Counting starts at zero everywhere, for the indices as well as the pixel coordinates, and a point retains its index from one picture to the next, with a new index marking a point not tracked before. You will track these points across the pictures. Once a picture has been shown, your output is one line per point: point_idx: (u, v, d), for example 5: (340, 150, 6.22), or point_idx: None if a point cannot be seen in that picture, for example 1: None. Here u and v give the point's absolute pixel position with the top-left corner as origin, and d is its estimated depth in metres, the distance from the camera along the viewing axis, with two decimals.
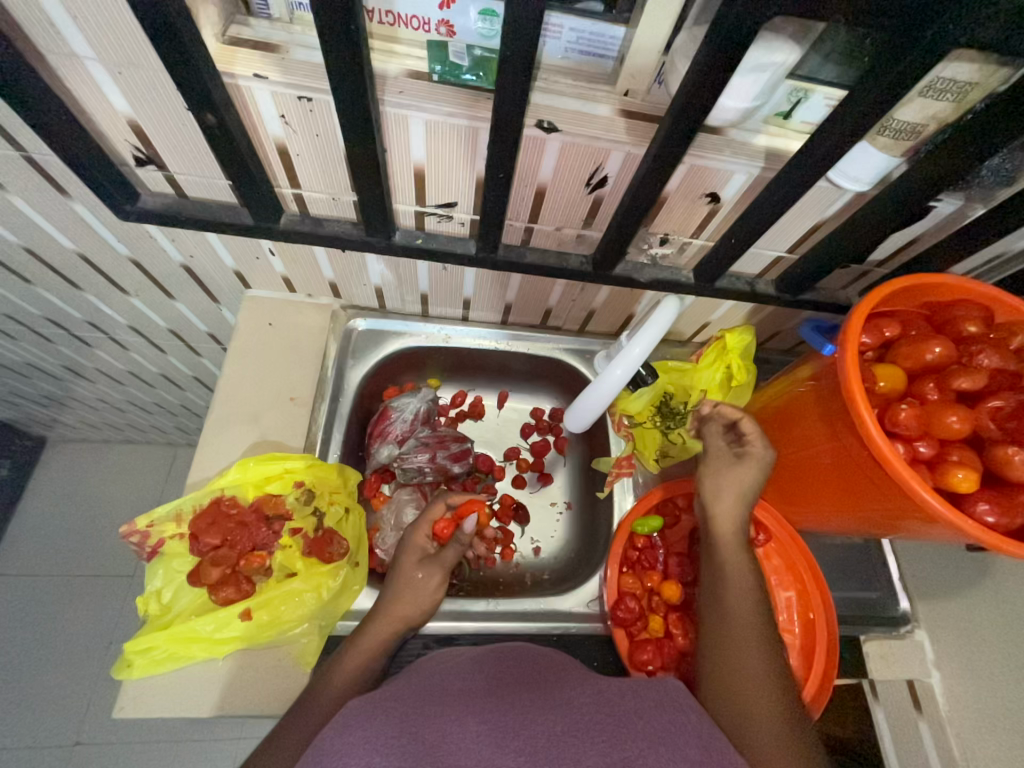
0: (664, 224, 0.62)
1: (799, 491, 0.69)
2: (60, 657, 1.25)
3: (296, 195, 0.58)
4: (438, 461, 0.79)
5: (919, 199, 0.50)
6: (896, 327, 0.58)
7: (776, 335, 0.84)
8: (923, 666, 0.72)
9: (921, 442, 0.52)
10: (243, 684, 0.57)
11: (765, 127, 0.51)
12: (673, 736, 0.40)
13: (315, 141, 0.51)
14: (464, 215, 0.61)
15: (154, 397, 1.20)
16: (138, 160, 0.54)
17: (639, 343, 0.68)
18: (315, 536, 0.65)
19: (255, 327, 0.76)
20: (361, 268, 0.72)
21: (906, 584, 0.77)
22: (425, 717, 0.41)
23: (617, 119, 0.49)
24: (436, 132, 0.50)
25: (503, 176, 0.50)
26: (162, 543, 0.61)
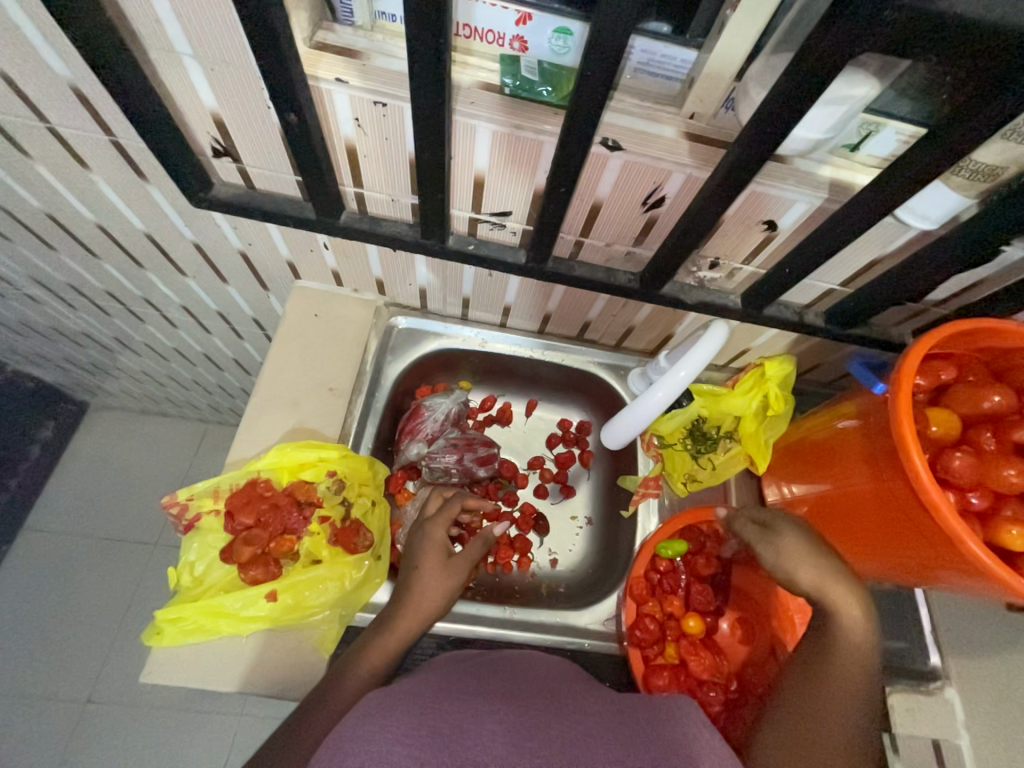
0: (716, 247, 0.62)
1: (832, 530, 0.67)
2: (83, 614, 1.30)
3: (358, 194, 0.60)
4: (464, 463, 0.80)
5: (991, 241, 0.48)
6: (953, 370, 0.56)
7: (817, 367, 0.82)
8: (951, 727, 0.68)
9: (973, 493, 0.50)
10: (265, 663, 0.58)
11: (831, 158, 0.50)
12: (685, 746, 0.39)
13: (384, 144, 0.52)
14: (517, 225, 0.61)
15: (193, 374, 1.24)
16: (215, 151, 0.57)
17: (686, 366, 0.66)
18: (342, 525, 0.66)
19: (302, 317, 0.79)
20: (408, 268, 0.73)
21: (938, 638, 0.73)
22: (441, 716, 0.41)
23: (681, 140, 0.49)
24: (501, 143, 0.51)
25: (565, 190, 0.50)
26: (198, 518, 0.63)
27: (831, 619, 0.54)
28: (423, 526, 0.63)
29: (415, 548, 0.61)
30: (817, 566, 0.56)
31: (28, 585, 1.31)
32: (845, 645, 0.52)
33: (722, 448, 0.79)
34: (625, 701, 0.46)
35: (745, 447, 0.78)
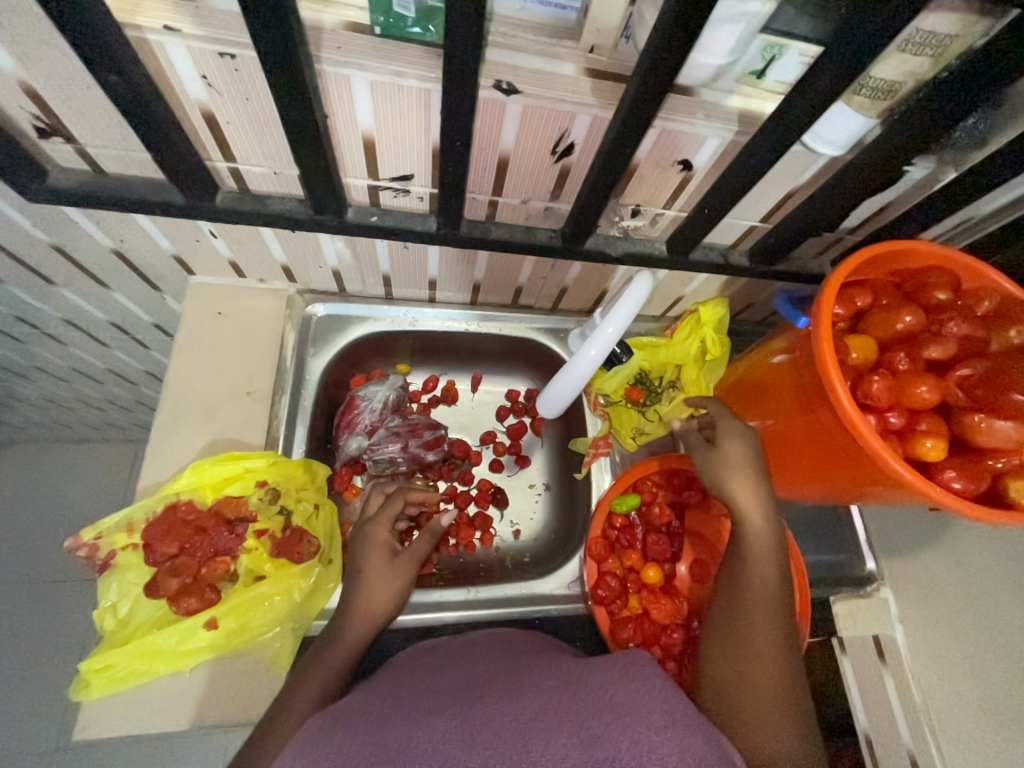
0: (635, 194, 0.59)
1: (775, 463, 0.70)
2: (32, 668, 1.20)
3: (232, 170, 0.52)
4: (410, 450, 0.77)
5: (894, 162, 0.48)
6: (868, 296, 0.57)
7: (749, 307, 0.83)
8: (888, 622, 0.75)
9: (891, 413, 0.52)
10: (217, 693, 0.55)
11: (738, 87, 0.47)
12: (638, 706, 0.38)
13: (245, 106, 0.45)
14: (423, 189, 0.56)
15: (105, 394, 1.12)
16: (40, 131, 0.47)
17: (613, 323, 0.65)
18: (282, 536, 0.62)
19: (203, 317, 0.71)
20: (315, 249, 0.66)
21: (872, 544, 0.80)
22: (391, 725, 0.40)
23: (581, 78, 0.45)
24: (383, 95, 0.44)
25: (460, 144, 0.45)
26: (114, 555, 0.57)
27: (755, 532, 0.52)
28: (365, 527, 0.63)
29: (358, 551, 0.61)
30: (745, 483, 0.54)
31: None
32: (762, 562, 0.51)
33: (667, 397, 0.79)
34: (581, 665, 0.46)
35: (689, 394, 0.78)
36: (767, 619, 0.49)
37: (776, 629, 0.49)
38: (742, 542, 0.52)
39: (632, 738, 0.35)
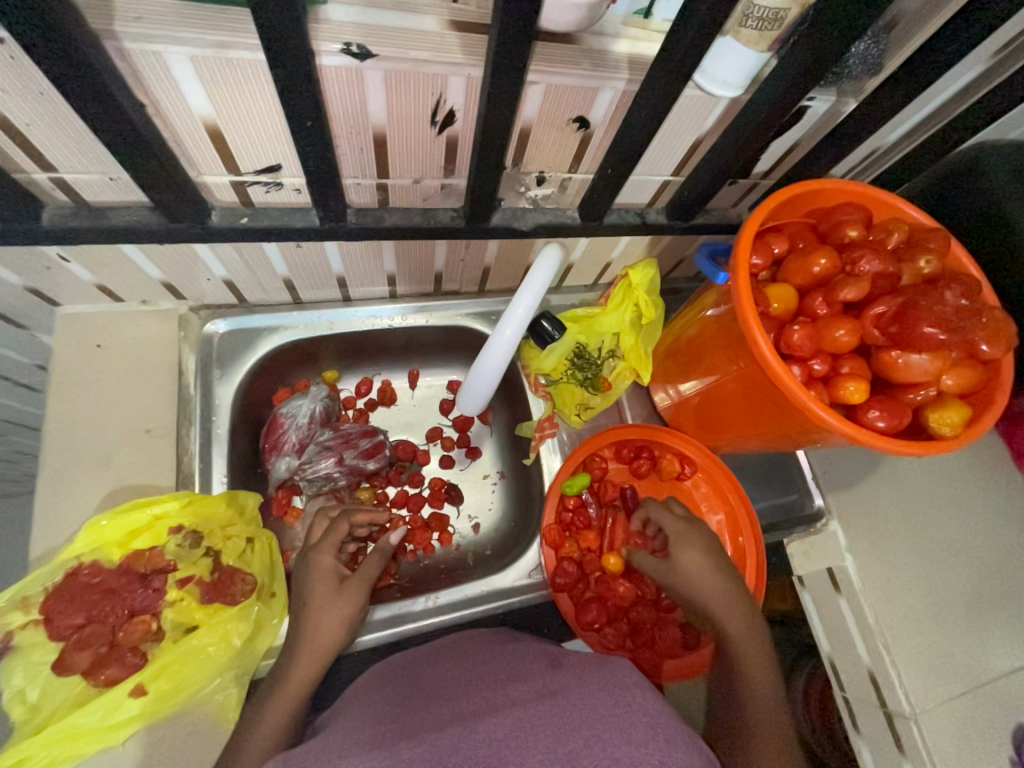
0: (536, 160, 0.54)
1: (720, 419, 0.69)
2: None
3: (57, 181, 0.44)
4: (347, 462, 0.72)
5: (791, 98, 0.46)
6: (784, 242, 0.56)
7: (679, 264, 0.81)
8: (837, 553, 0.77)
9: (815, 361, 0.52)
10: (160, 761, 0.50)
11: (626, 30, 0.44)
12: (617, 718, 0.38)
13: (42, 102, 0.37)
14: (296, 180, 0.49)
15: (7, 448, 0.99)
16: None
17: (523, 301, 0.60)
18: (212, 580, 0.56)
19: (81, 353, 0.62)
20: (196, 260, 0.59)
21: (819, 482, 0.83)
22: (339, 765, 0.38)
23: (447, 33, 0.40)
24: (210, 75, 0.37)
25: (313, 123, 0.39)
26: (11, 638, 0.50)
27: (720, 606, 0.57)
28: (308, 556, 0.60)
29: (302, 582, 0.58)
30: (698, 562, 0.60)
31: None
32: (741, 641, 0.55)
33: (608, 368, 0.78)
34: (556, 675, 0.44)
35: (628, 362, 0.77)
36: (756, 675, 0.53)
37: (766, 680, 0.53)
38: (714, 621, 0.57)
39: (613, 753, 0.35)
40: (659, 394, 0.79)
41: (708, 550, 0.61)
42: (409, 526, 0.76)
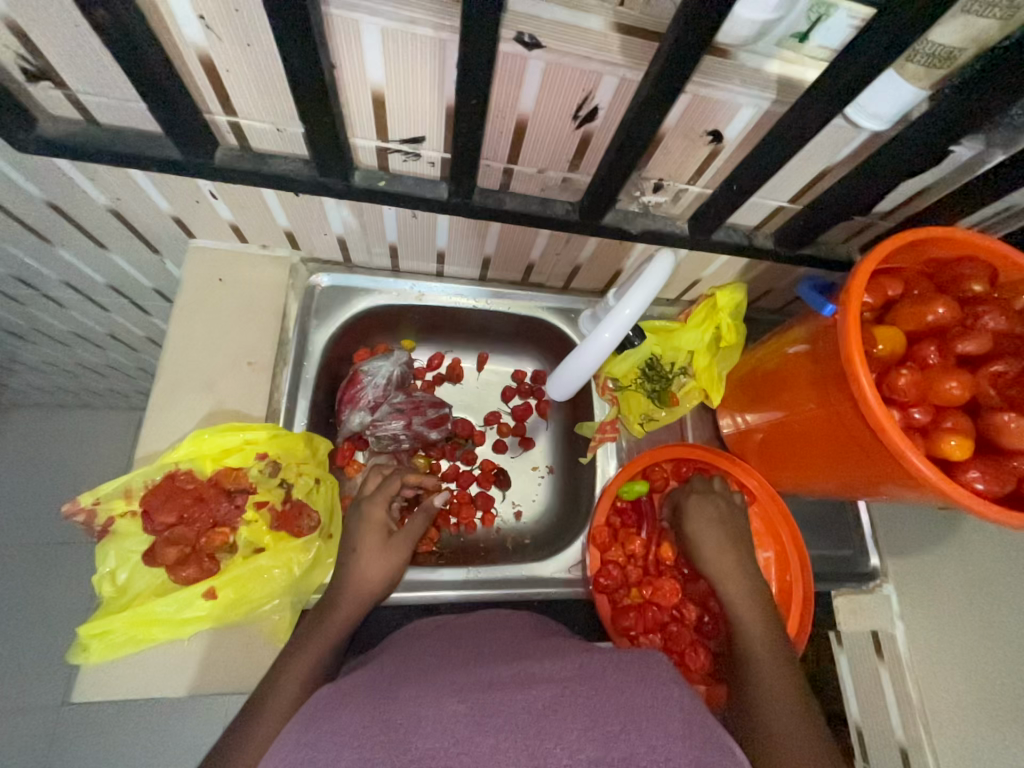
0: (659, 167, 0.55)
1: (786, 456, 0.68)
2: (25, 635, 1.13)
3: (233, 125, 0.49)
4: (413, 427, 0.75)
5: (937, 141, 0.45)
6: (898, 286, 0.55)
7: (767, 293, 0.80)
8: (889, 619, 0.74)
9: (917, 409, 0.50)
10: (216, 662, 0.55)
11: (778, 51, 0.43)
12: (655, 708, 0.36)
13: (247, 53, 0.41)
14: (434, 154, 0.53)
15: (105, 360, 1.08)
16: (28, 73, 0.44)
17: (631, 304, 0.62)
18: (283, 508, 0.61)
19: (204, 283, 0.69)
20: (320, 215, 0.63)
21: (878, 541, 0.79)
22: (391, 697, 0.40)
23: (610, 34, 0.41)
24: (396, 48, 0.41)
25: (476, 103, 0.42)
26: (112, 522, 0.56)
27: (726, 571, 0.61)
28: (361, 505, 0.62)
29: (353, 529, 0.60)
30: (707, 528, 0.64)
31: None
32: (738, 596, 0.59)
33: (677, 384, 0.77)
34: (593, 657, 0.42)
35: (699, 382, 0.77)
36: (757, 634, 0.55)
37: (772, 637, 0.55)
38: (717, 582, 0.61)
39: (649, 742, 0.34)
40: (724, 420, 0.78)
41: (716, 519, 0.66)
42: (455, 500, 0.78)
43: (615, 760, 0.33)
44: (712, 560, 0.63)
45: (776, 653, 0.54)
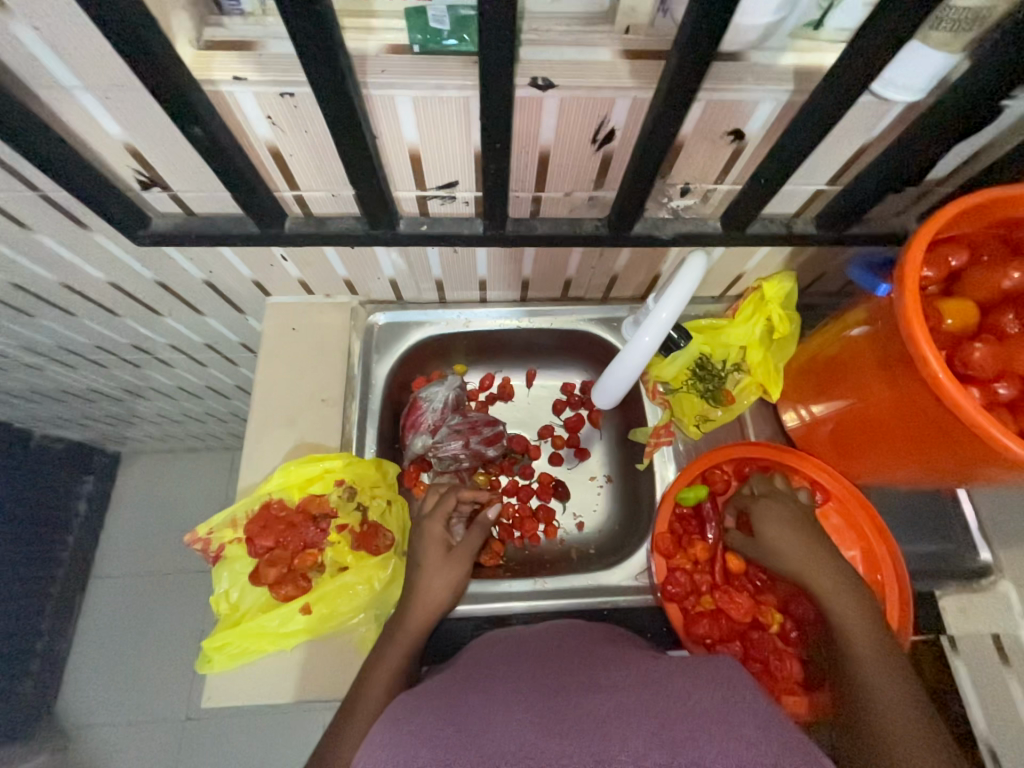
0: (684, 172, 0.56)
1: (860, 445, 0.64)
2: (155, 655, 1.29)
3: (297, 197, 0.57)
4: (472, 446, 0.80)
5: (981, 100, 0.43)
6: (963, 254, 0.51)
7: (820, 278, 0.77)
8: (1011, 619, 0.65)
9: (1000, 384, 0.47)
10: (315, 671, 0.61)
11: (793, 43, 0.45)
12: (728, 717, 0.36)
13: (305, 138, 0.49)
14: (468, 194, 0.57)
15: (205, 408, 1.24)
16: (142, 182, 0.54)
17: (666, 307, 0.62)
18: (361, 530, 0.67)
19: (281, 333, 0.78)
20: (373, 261, 0.71)
21: (986, 533, 0.71)
22: (471, 700, 0.42)
23: (619, 62, 0.44)
24: (427, 110, 0.46)
25: (501, 146, 0.46)
26: (223, 548, 0.65)
27: (812, 569, 0.58)
28: (420, 524, 0.65)
29: (414, 546, 0.64)
30: (783, 530, 0.61)
31: (97, 640, 1.30)
32: (833, 600, 0.56)
33: (731, 381, 0.76)
34: (663, 667, 0.42)
35: (755, 377, 0.75)
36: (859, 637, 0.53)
37: (874, 634, 0.53)
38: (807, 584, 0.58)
39: (722, 751, 0.34)
40: (788, 414, 0.75)
41: (791, 519, 0.62)
42: (518, 514, 0.81)
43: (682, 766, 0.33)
44: (795, 565, 0.59)
45: (883, 654, 0.51)
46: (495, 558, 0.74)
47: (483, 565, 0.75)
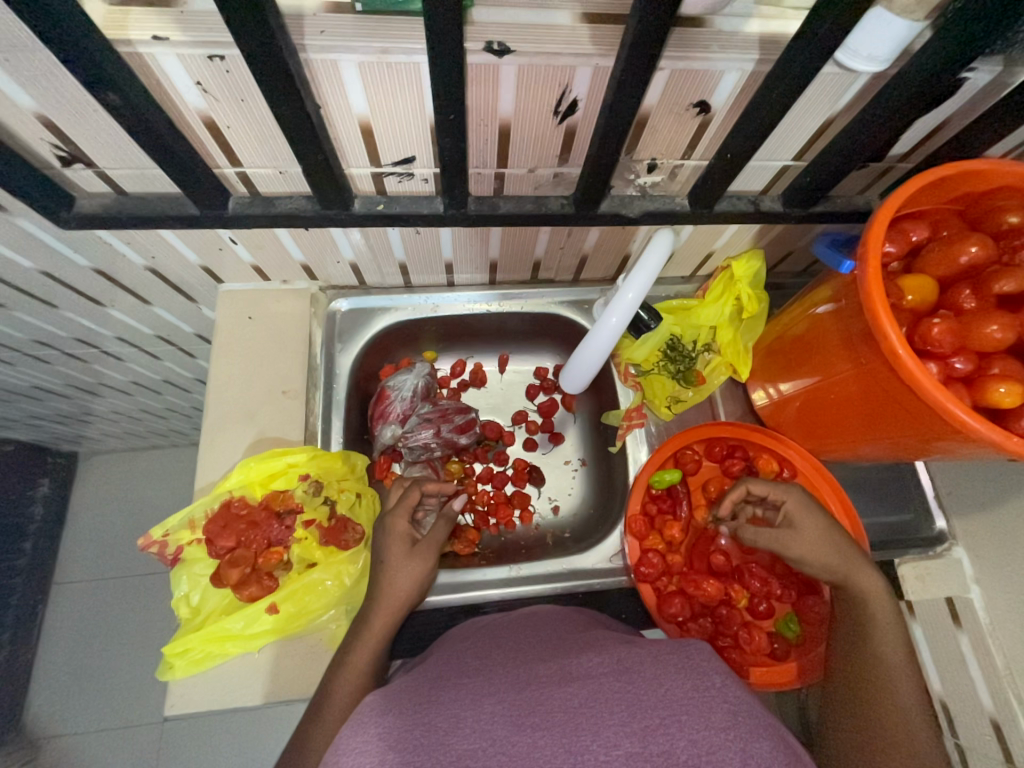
0: (649, 147, 0.55)
1: (825, 422, 0.65)
2: (126, 659, 1.25)
3: (241, 175, 0.53)
4: (443, 435, 0.77)
5: (943, 71, 0.42)
6: (924, 229, 0.51)
7: (788, 256, 0.77)
8: (962, 583, 0.68)
9: (957, 359, 0.48)
10: (284, 671, 0.59)
11: (757, 9, 0.43)
12: (694, 701, 0.36)
13: (242, 109, 0.45)
14: (426, 171, 0.54)
15: (164, 402, 1.18)
16: (63, 159, 0.49)
17: (633, 287, 0.61)
18: (329, 524, 0.65)
19: (237, 322, 0.74)
20: (331, 244, 0.67)
21: (941, 502, 0.74)
22: (442, 696, 0.42)
23: (578, 27, 0.42)
24: (375, 78, 0.43)
25: (456, 116, 0.43)
26: (181, 550, 0.62)
27: (854, 568, 0.55)
28: (384, 520, 0.63)
29: (379, 542, 0.62)
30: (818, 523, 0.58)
31: (62, 647, 1.25)
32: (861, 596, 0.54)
33: (701, 361, 0.76)
34: (631, 650, 0.42)
35: (725, 357, 0.75)
36: (890, 641, 0.51)
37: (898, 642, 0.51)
38: (842, 580, 0.55)
39: (691, 737, 0.34)
40: (757, 392, 0.75)
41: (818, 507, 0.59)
42: (493, 501, 0.80)
43: (652, 755, 0.34)
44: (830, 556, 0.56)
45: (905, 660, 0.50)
46: (470, 547, 0.73)
47: (458, 555, 0.74)
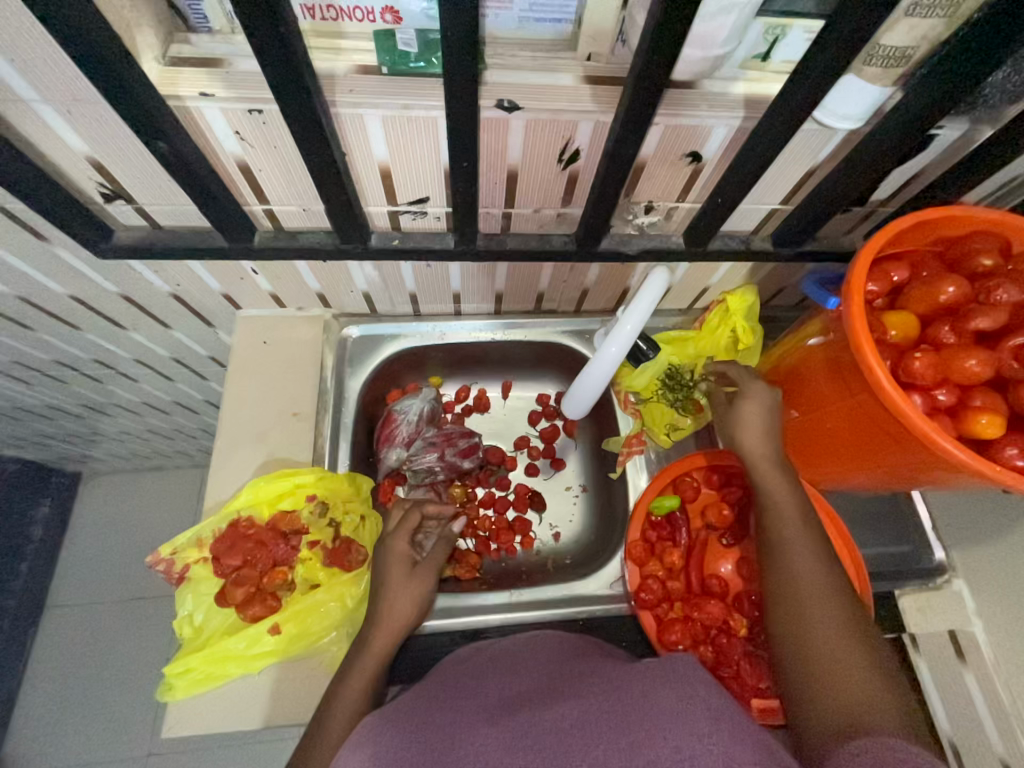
0: (646, 191, 0.59)
1: (818, 451, 0.67)
2: (116, 686, 1.22)
3: (267, 211, 0.57)
4: (447, 459, 0.79)
5: (912, 129, 0.46)
6: (903, 269, 0.55)
7: (780, 291, 0.80)
8: (963, 616, 0.69)
9: (940, 391, 0.50)
10: (284, 694, 0.59)
11: (743, 73, 0.48)
12: (681, 711, 0.37)
13: (273, 153, 0.49)
14: (439, 209, 0.59)
15: (172, 423, 1.20)
16: (105, 195, 0.54)
17: (631, 318, 0.65)
18: (334, 546, 0.66)
19: (253, 347, 0.77)
20: (346, 275, 0.71)
21: (940, 533, 0.75)
22: (440, 717, 0.42)
23: (581, 86, 0.46)
24: (395, 129, 0.47)
25: (467, 163, 0.47)
26: (187, 568, 0.63)
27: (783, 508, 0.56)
28: (385, 541, 0.64)
29: (380, 564, 0.63)
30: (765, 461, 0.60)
31: (52, 672, 1.23)
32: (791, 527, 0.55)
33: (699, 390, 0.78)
34: (630, 673, 0.43)
35: None
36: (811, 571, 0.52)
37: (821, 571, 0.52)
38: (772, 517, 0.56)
39: (675, 744, 0.34)
40: None
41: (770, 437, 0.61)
42: (494, 526, 0.80)
43: None
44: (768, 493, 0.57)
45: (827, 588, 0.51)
46: (472, 573, 0.74)
47: (459, 580, 0.74)
